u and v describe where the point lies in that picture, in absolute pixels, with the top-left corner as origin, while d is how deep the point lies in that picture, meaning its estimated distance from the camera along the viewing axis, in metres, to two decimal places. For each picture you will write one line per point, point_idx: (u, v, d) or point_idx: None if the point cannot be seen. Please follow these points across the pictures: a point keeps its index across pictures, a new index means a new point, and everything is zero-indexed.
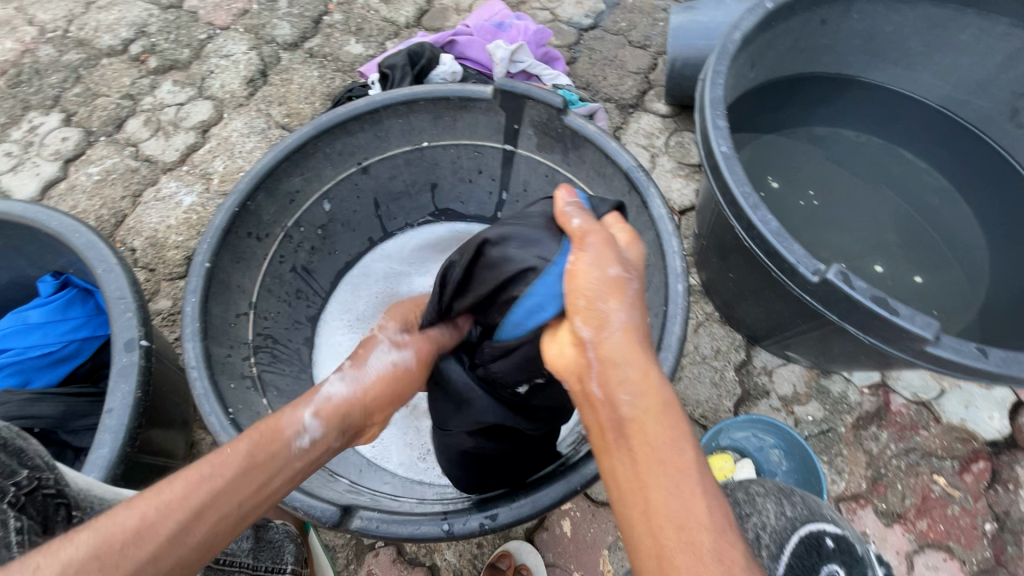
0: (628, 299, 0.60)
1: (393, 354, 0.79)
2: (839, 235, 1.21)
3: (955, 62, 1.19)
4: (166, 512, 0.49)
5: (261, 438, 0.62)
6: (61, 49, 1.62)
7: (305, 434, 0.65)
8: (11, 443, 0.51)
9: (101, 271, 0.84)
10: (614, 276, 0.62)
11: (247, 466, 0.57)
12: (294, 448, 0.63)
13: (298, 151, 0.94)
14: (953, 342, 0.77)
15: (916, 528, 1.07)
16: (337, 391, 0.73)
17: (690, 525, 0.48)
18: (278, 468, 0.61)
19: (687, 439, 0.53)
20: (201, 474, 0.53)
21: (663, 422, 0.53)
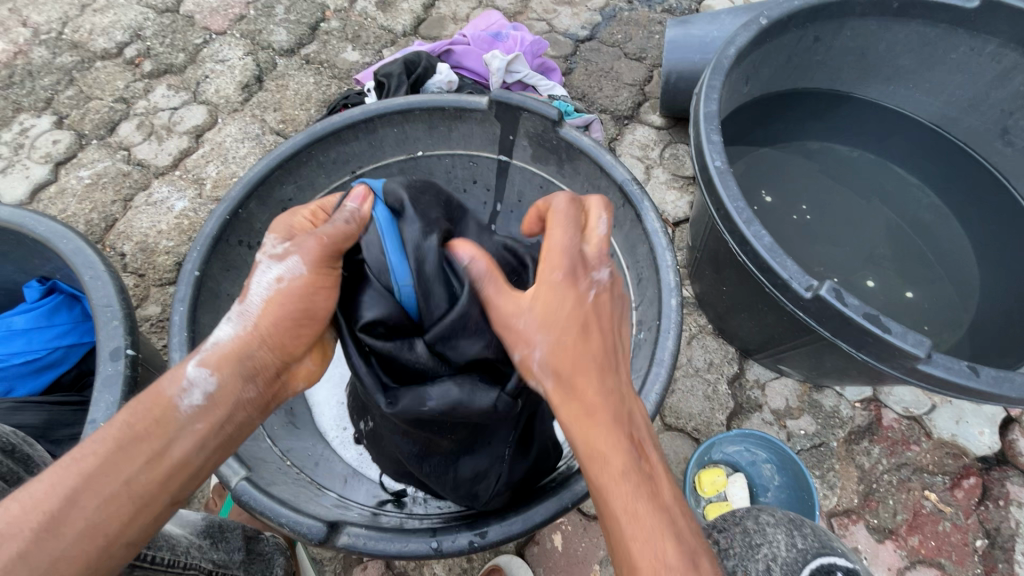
0: (538, 371, 0.62)
1: (279, 270, 0.61)
2: (832, 248, 1.22)
3: (946, 81, 1.21)
4: (31, 509, 0.49)
5: (143, 409, 0.56)
6: (55, 51, 1.61)
7: (192, 391, 0.57)
8: (19, 450, 0.66)
9: (88, 278, 0.83)
10: (519, 356, 0.63)
11: (117, 455, 0.53)
12: (182, 408, 0.57)
13: (291, 159, 0.93)
14: (944, 360, 0.77)
15: (908, 544, 1.07)
16: (224, 333, 0.60)
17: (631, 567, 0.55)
18: (169, 430, 0.56)
19: (618, 487, 0.57)
20: (65, 463, 0.52)
21: (596, 476, 0.58)
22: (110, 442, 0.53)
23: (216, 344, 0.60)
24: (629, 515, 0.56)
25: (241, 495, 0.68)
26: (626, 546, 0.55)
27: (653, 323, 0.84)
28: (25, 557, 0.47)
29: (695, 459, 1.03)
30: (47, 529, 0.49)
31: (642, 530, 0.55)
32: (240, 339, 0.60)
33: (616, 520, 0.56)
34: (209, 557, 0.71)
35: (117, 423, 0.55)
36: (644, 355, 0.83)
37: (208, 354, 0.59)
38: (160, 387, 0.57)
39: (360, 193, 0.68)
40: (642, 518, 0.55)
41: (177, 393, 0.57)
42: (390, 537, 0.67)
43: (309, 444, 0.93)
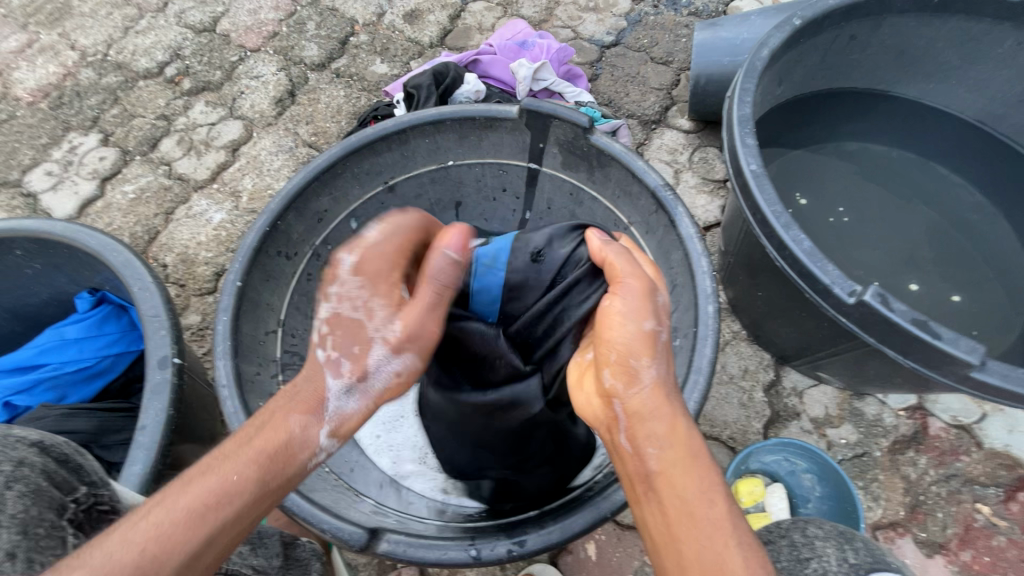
0: (660, 353, 0.62)
1: (398, 365, 0.67)
2: (872, 252, 1.18)
3: (991, 76, 1.17)
4: (171, 544, 0.49)
5: (268, 459, 0.58)
6: (101, 72, 1.68)
7: (317, 456, 0.62)
8: (72, 459, 0.59)
9: (137, 290, 0.86)
10: (649, 329, 0.62)
11: (256, 498, 0.55)
12: (305, 469, 0.61)
13: (327, 171, 0.96)
14: (1000, 368, 0.74)
15: (959, 559, 1.02)
16: (348, 405, 0.64)
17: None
18: (291, 485, 0.59)
19: (716, 485, 0.56)
20: (209, 507, 0.52)
21: (691, 471, 0.56)
22: (252, 492, 0.55)
23: (339, 414, 0.64)
24: (728, 515, 0.54)
25: (282, 500, 0.70)
26: (728, 544, 0.52)
27: (688, 329, 0.83)
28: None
29: (733, 469, 1.01)
30: (188, 567, 0.50)
31: (738, 527, 0.54)
32: (360, 411, 0.65)
33: (715, 516, 0.54)
34: (250, 563, 0.72)
35: (248, 470, 0.56)
36: (681, 363, 0.81)
37: (334, 422, 0.63)
38: (293, 443, 0.60)
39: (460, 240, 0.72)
40: (733, 516, 0.54)
41: (310, 455, 0.61)
42: (429, 544, 0.68)
43: (345, 451, 0.94)
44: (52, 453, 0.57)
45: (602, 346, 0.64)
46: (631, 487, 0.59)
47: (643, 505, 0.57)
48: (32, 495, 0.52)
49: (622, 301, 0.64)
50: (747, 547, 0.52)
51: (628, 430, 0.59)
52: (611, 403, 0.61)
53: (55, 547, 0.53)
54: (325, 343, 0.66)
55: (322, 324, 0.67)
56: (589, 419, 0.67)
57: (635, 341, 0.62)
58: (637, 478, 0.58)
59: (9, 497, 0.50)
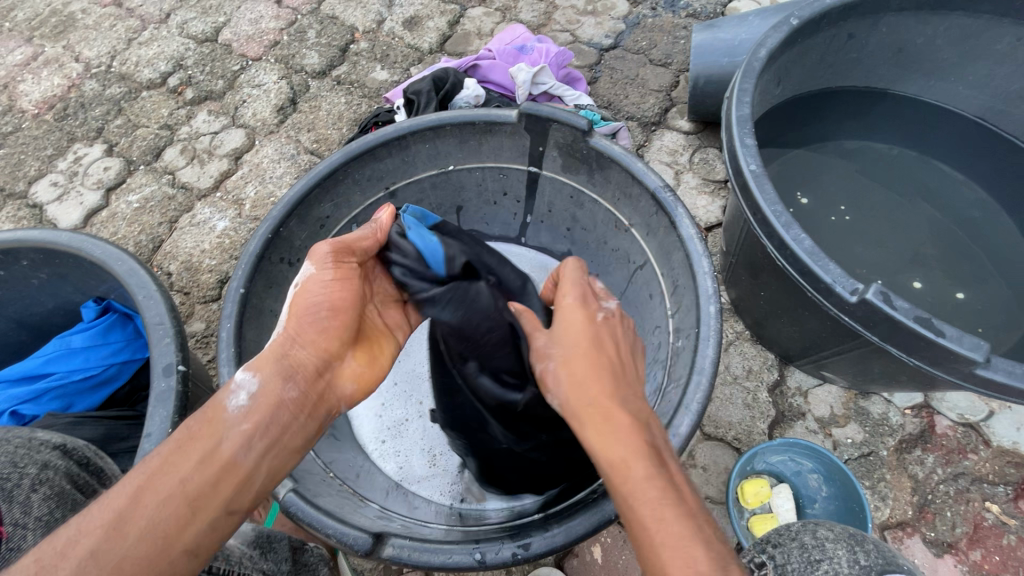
0: (553, 380, 0.67)
1: (304, 277, 0.72)
2: (875, 250, 1.18)
3: (991, 73, 1.16)
4: (105, 508, 0.54)
5: (198, 419, 0.62)
6: (105, 84, 1.70)
7: (239, 393, 0.63)
8: (92, 464, 0.68)
9: (142, 298, 0.87)
10: (540, 370, 0.70)
11: (180, 449, 0.59)
12: (230, 410, 0.62)
13: (328, 178, 0.96)
14: (1005, 364, 0.73)
15: (969, 558, 1.01)
16: (268, 345, 0.68)
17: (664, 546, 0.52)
18: (222, 432, 0.60)
19: (640, 479, 0.56)
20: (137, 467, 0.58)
21: (616, 474, 0.57)
22: (170, 443, 0.59)
23: (258, 355, 0.66)
24: (656, 492, 0.55)
25: (288, 506, 0.70)
26: (651, 543, 0.53)
27: (690, 330, 0.83)
28: (96, 556, 0.51)
29: (739, 470, 1.00)
30: (114, 527, 0.53)
31: (667, 526, 0.53)
32: (278, 341, 0.68)
33: (642, 521, 0.54)
34: (260, 567, 0.72)
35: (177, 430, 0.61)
36: (683, 364, 0.81)
37: (253, 362, 0.66)
38: (215, 396, 0.64)
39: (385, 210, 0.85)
40: (660, 508, 0.54)
41: (228, 396, 0.63)
42: (433, 549, 0.67)
43: (350, 457, 0.94)
44: (74, 457, 0.66)
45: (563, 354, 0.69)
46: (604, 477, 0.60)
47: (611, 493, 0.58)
48: (56, 497, 0.59)
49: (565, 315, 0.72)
50: (674, 548, 0.52)
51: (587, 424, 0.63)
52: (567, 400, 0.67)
53: None
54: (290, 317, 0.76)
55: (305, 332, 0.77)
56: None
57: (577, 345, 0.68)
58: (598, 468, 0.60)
59: (37, 498, 0.57)
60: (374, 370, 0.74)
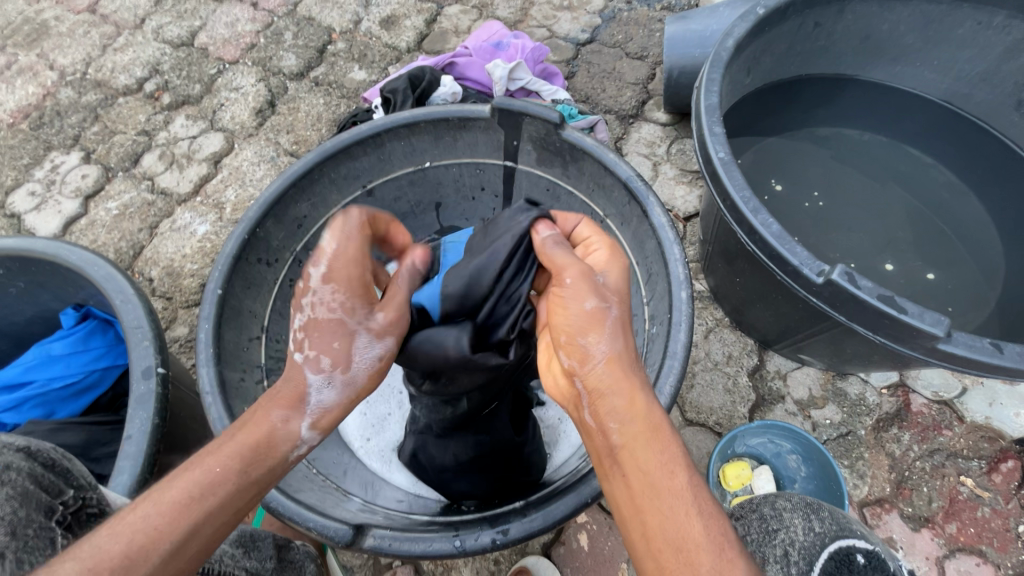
0: (611, 328, 0.62)
1: (380, 350, 0.67)
2: (848, 234, 1.20)
3: (955, 57, 1.19)
4: (157, 536, 0.51)
5: (252, 451, 0.59)
6: (80, 91, 1.69)
7: (300, 447, 0.62)
8: (60, 463, 0.64)
9: (119, 302, 0.87)
10: (592, 305, 0.63)
11: (239, 488, 0.57)
12: (289, 460, 0.61)
13: (304, 177, 0.97)
14: (965, 339, 0.75)
15: (945, 532, 1.04)
16: (326, 395, 0.64)
17: (687, 546, 0.51)
18: (275, 477, 0.60)
19: (676, 460, 0.56)
20: (189, 500, 0.54)
21: (653, 449, 0.56)
22: (232, 483, 0.56)
23: (320, 406, 0.64)
24: (688, 485, 0.54)
25: (268, 502, 0.71)
26: (691, 531, 0.52)
27: (663, 316, 0.84)
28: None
29: (719, 453, 1.02)
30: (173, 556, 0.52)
31: (705, 523, 0.53)
32: (342, 401, 0.65)
33: (681, 520, 0.53)
34: (243, 565, 0.73)
35: (233, 468, 0.57)
36: (657, 349, 0.83)
37: (316, 415, 0.63)
38: (274, 431, 0.61)
39: (425, 258, 0.77)
40: (699, 492, 0.54)
41: (291, 446, 0.62)
42: (413, 538, 0.69)
43: (334, 453, 0.96)
44: (38, 459, 0.63)
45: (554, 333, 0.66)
46: (598, 462, 0.60)
47: (610, 481, 0.58)
48: (19, 499, 0.58)
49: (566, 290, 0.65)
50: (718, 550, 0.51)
51: (591, 406, 0.60)
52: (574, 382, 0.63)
53: (42, 547, 0.59)
54: (302, 340, 0.65)
55: (296, 331, 0.66)
56: (558, 398, 0.68)
57: (580, 321, 0.63)
58: (604, 452, 0.59)
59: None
60: None
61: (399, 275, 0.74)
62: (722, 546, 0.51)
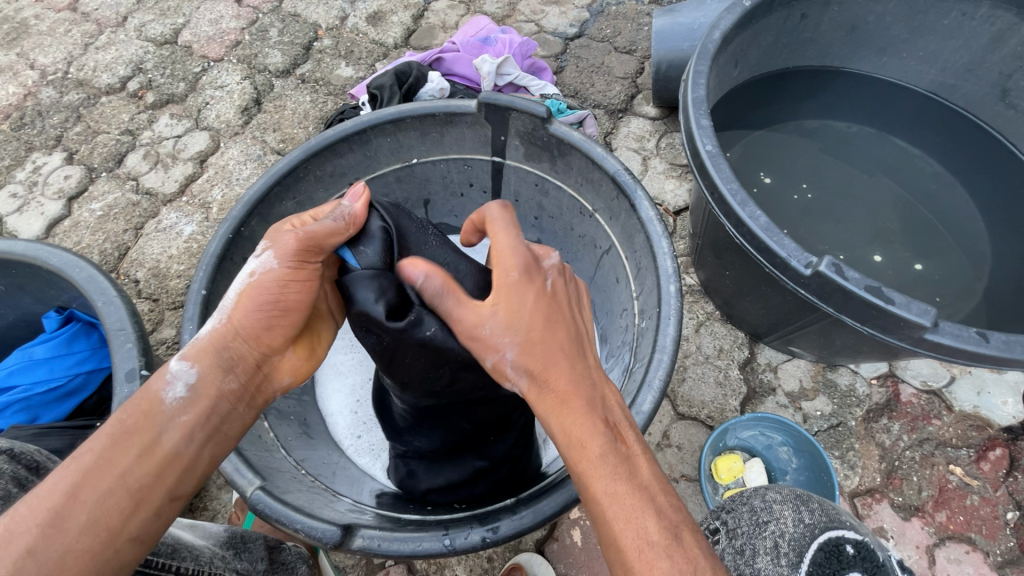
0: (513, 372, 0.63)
1: (256, 263, 0.64)
2: (836, 226, 1.20)
3: (941, 48, 1.19)
4: (34, 508, 0.50)
5: (130, 408, 0.58)
6: (62, 90, 1.66)
7: (175, 383, 0.60)
8: (43, 466, 0.66)
9: (102, 304, 0.86)
10: (492, 361, 0.64)
11: (113, 444, 0.55)
12: (166, 400, 0.59)
13: (289, 175, 0.96)
14: (952, 328, 0.76)
15: (935, 520, 1.05)
16: (203, 328, 0.64)
17: (621, 550, 0.53)
18: (158, 424, 0.58)
19: (592, 474, 0.56)
20: (65, 465, 0.54)
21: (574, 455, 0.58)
22: (102, 438, 0.56)
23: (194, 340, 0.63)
24: (605, 495, 0.55)
25: (255, 504, 0.70)
26: (614, 532, 0.54)
27: (652, 310, 0.84)
28: (34, 552, 0.49)
29: (710, 446, 1.02)
30: (52, 524, 0.50)
31: (626, 526, 0.53)
32: (221, 330, 0.63)
33: (607, 520, 0.54)
34: (232, 567, 0.72)
35: (108, 424, 0.57)
36: (646, 344, 0.82)
37: (188, 350, 0.63)
38: (146, 384, 0.59)
39: (359, 193, 0.74)
40: (616, 502, 0.54)
41: (162, 386, 0.60)
42: (403, 537, 0.68)
43: (323, 453, 0.95)
44: (21, 462, 0.63)
45: None
46: None
47: None
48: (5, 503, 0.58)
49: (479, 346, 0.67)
50: (638, 549, 0.53)
51: None
52: None
53: None
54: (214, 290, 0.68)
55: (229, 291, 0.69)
56: None
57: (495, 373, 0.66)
58: None
59: None
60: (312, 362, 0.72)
61: (327, 215, 0.71)
62: (639, 541, 0.53)
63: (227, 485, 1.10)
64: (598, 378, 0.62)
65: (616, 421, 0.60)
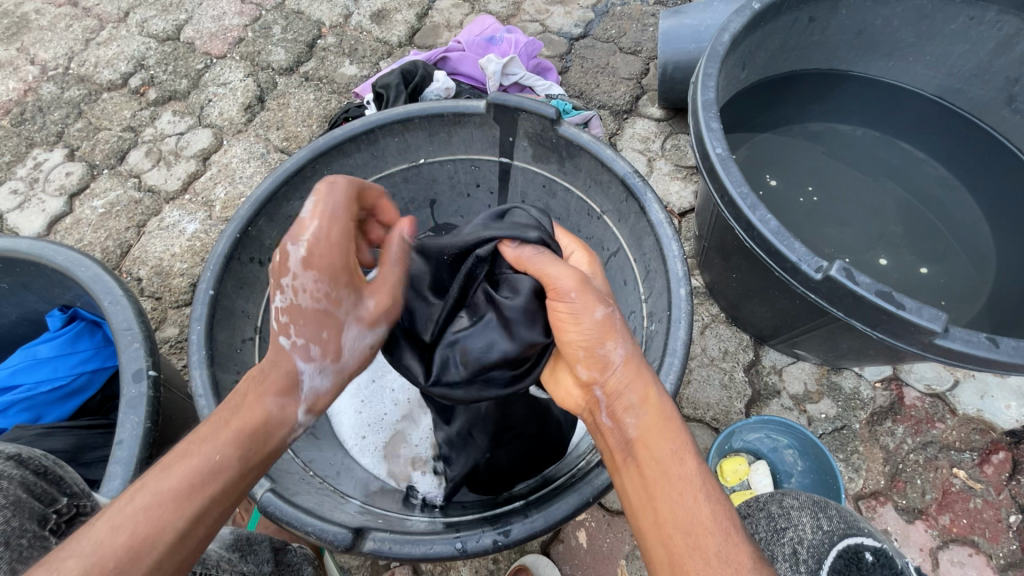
0: (623, 331, 0.64)
1: (371, 340, 0.67)
2: (842, 229, 1.21)
3: (946, 52, 1.20)
4: (159, 526, 0.50)
5: (247, 438, 0.57)
6: (63, 86, 1.65)
7: (293, 431, 0.61)
8: (51, 472, 0.64)
9: (107, 303, 0.85)
10: (596, 315, 0.63)
11: (240, 475, 0.56)
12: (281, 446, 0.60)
13: (297, 174, 0.95)
14: (962, 333, 0.76)
15: (939, 523, 1.05)
16: (320, 381, 0.63)
17: (695, 531, 0.54)
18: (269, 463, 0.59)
19: (687, 450, 0.59)
20: (192, 486, 0.52)
21: (664, 441, 0.60)
22: (234, 472, 0.55)
23: (314, 391, 0.63)
24: (699, 475, 0.58)
25: (265, 506, 0.70)
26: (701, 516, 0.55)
27: (662, 314, 0.84)
28: (160, 566, 0.49)
29: (717, 448, 1.03)
30: (179, 543, 0.50)
31: (716, 512, 0.56)
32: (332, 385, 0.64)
33: (699, 503, 0.56)
34: (240, 569, 0.72)
35: (231, 455, 0.55)
36: (656, 346, 0.82)
37: (309, 399, 0.63)
38: (271, 426, 0.60)
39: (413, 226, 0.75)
40: (708, 480, 0.58)
41: (284, 434, 0.61)
42: (413, 540, 0.68)
43: (328, 454, 0.94)
44: (29, 467, 0.62)
45: (566, 345, 0.66)
46: (612, 458, 0.63)
47: (623, 474, 0.61)
48: (12, 507, 0.57)
49: (568, 303, 0.64)
50: (727, 536, 0.54)
51: (609, 408, 0.63)
52: (591, 388, 0.65)
53: (39, 555, 0.58)
54: (288, 331, 0.62)
55: (278, 315, 0.61)
56: (573, 407, 0.71)
57: (594, 330, 0.63)
58: (619, 448, 0.62)
59: None
60: None
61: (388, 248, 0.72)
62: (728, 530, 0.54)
63: None
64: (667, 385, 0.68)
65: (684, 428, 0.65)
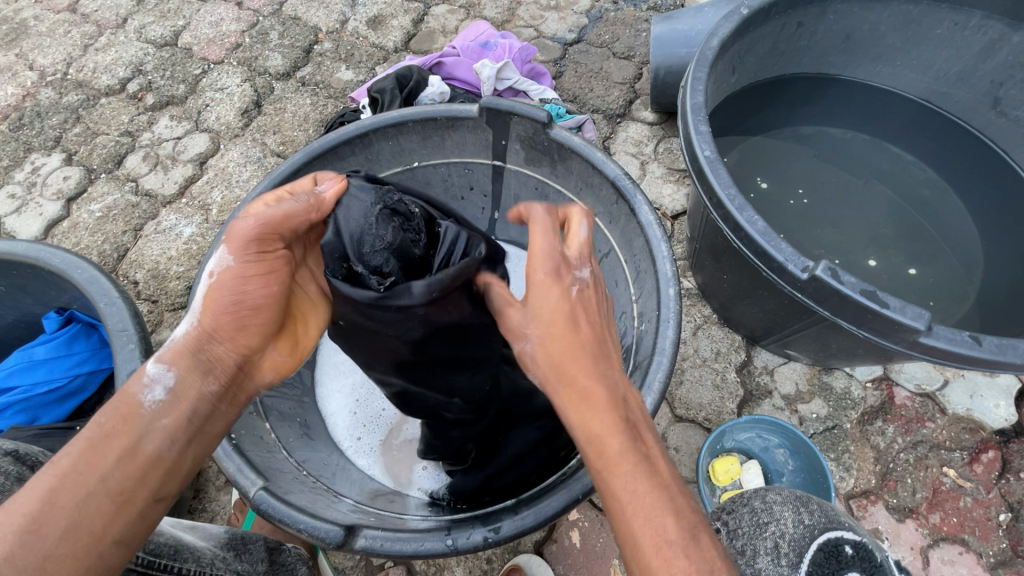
0: (531, 358, 0.66)
1: (213, 266, 0.64)
2: (832, 231, 1.22)
3: (932, 57, 1.22)
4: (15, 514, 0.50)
5: (114, 410, 0.59)
6: (61, 91, 1.66)
7: (153, 386, 0.59)
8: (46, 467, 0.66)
9: (104, 305, 0.86)
10: (517, 350, 0.68)
11: (100, 447, 0.55)
12: (144, 406, 0.58)
13: (291, 177, 0.96)
14: (946, 332, 0.77)
15: (929, 522, 1.06)
16: (179, 330, 0.64)
17: (630, 543, 0.53)
18: (141, 431, 0.58)
19: (611, 460, 0.56)
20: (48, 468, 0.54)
21: (593, 453, 0.58)
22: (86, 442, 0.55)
23: (172, 342, 0.63)
24: (623, 488, 0.55)
25: (258, 505, 0.70)
26: (628, 530, 0.53)
27: (652, 314, 0.85)
28: (13, 559, 0.48)
29: (708, 447, 1.03)
30: (30, 530, 0.50)
31: (646, 524, 0.53)
32: (194, 334, 0.63)
33: (623, 514, 0.54)
34: (233, 568, 0.72)
35: (90, 428, 0.57)
36: (645, 347, 0.83)
37: (165, 352, 0.62)
38: (125, 387, 0.59)
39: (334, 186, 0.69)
40: (632, 492, 0.54)
41: (141, 388, 0.59)
42: (405, 537, 0.68)
43: (323, 454, 0.95)
44: (28, 462, 0.64)
45: None
46: None
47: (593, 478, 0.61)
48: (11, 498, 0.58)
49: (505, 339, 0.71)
50: (655, 549, 0.51)
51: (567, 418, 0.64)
52: None
53: None
54: None
55: None
56: None
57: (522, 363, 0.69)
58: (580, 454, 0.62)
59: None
60: (298, 357, 0.73)
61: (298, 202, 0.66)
62: (657, 540, 0.52)
63: (226, 487, 1.10)
64: (619, 379, 0.62)
65: (640, 424, 0.60)
